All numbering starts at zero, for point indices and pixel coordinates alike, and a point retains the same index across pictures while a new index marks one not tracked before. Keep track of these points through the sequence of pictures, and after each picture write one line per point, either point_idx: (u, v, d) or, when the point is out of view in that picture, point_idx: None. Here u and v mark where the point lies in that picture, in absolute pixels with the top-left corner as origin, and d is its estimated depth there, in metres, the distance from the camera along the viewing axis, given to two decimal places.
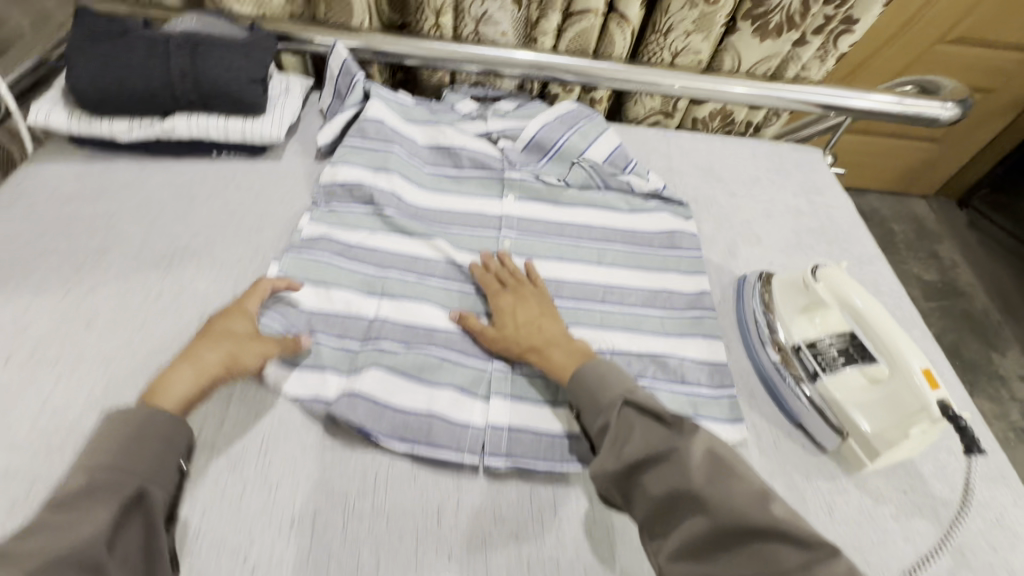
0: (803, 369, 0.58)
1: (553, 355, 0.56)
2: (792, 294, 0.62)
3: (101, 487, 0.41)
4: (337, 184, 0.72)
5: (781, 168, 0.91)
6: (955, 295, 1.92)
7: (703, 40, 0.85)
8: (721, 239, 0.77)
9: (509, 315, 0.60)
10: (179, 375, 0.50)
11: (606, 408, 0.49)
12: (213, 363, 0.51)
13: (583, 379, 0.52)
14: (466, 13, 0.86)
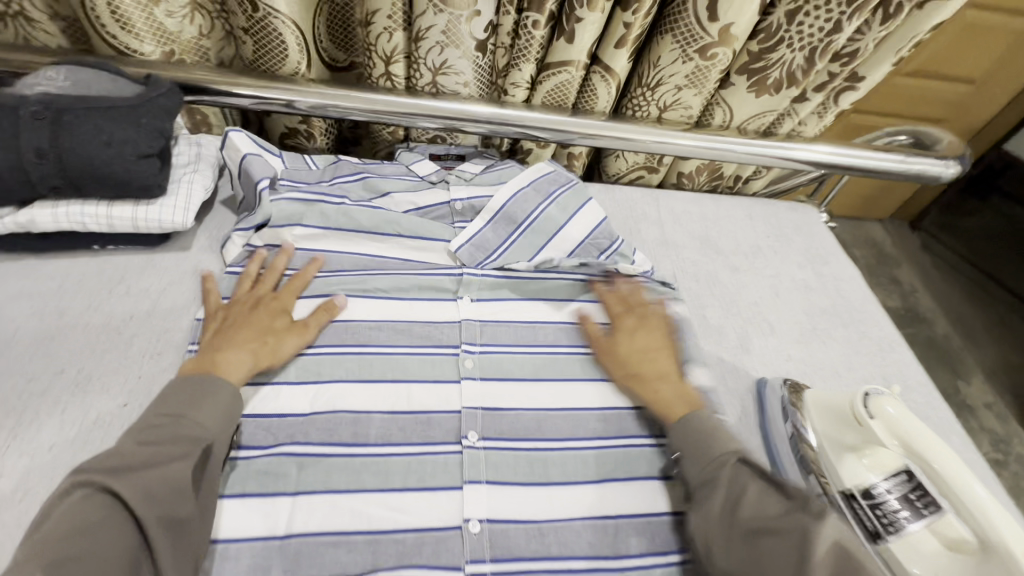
0: (860, 528, 0.47)
1: (665, 385, 0.56)
2: (836, 420, 0.51)
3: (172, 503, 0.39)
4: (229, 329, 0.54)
5: (780, 232, 0.82)
6: (918, 321, 1.93)
7: (694, 95, 0.74)
8: (730, 329, 0.67)
9: (633, 344, 0.59)
10: (233, 351, 0.50)
11: (715, 469, 0.47)
12: (261, 352, 0.51)
13: (686, 428, 0.51)
14: (421, 62, 0.71)
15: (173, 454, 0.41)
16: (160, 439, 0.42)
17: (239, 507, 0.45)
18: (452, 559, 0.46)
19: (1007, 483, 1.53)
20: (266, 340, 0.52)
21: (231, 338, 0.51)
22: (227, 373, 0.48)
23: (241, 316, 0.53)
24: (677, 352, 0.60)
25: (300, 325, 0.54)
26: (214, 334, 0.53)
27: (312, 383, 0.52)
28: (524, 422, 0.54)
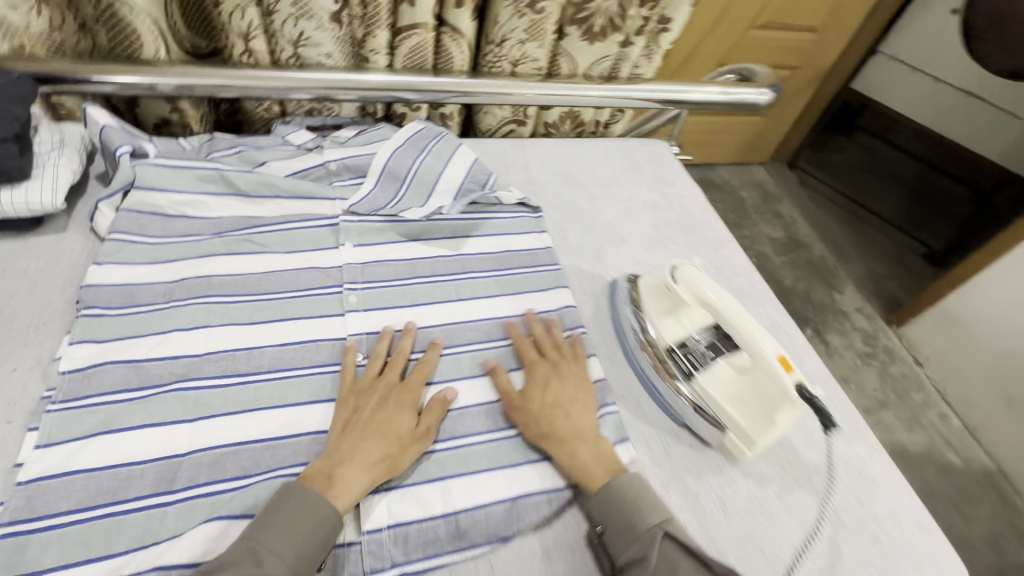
0: (677, 371, 0.58)
1: (583, 449, 0.52)
2: (656, 296, 0.63)
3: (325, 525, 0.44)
4: (112, 287, 0.58)
5: (633, 164, 0.94)
6: (799, 247, 2.19)
7: (538, 47, 0.84)
8: (588, 245, 0.77)
9: (536, 390, 0.56)
10: (354, 464, 0.47)
11: (644, 541, 0.47)
12: (377, 455, 0.48)
13: (613, 497, 0.49)
14: (280, 36, 0.76)
15: (292, 510, 0.44)
16: (284, 504, 0.44)
17: (136, 425, 0.49)
18: None
19: (877, 371, 1.79)
20: (393, 445, 0.50)
21: (359, 430, 0.50)
22: (337, 496, 0.46)
23: (370, 413, 0.52)
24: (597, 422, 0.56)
25: (426, 426, 0.52)
26: (94, 289, 0.57)
27: (201, 328, 0.57)
28: (406, 340, 0.61)
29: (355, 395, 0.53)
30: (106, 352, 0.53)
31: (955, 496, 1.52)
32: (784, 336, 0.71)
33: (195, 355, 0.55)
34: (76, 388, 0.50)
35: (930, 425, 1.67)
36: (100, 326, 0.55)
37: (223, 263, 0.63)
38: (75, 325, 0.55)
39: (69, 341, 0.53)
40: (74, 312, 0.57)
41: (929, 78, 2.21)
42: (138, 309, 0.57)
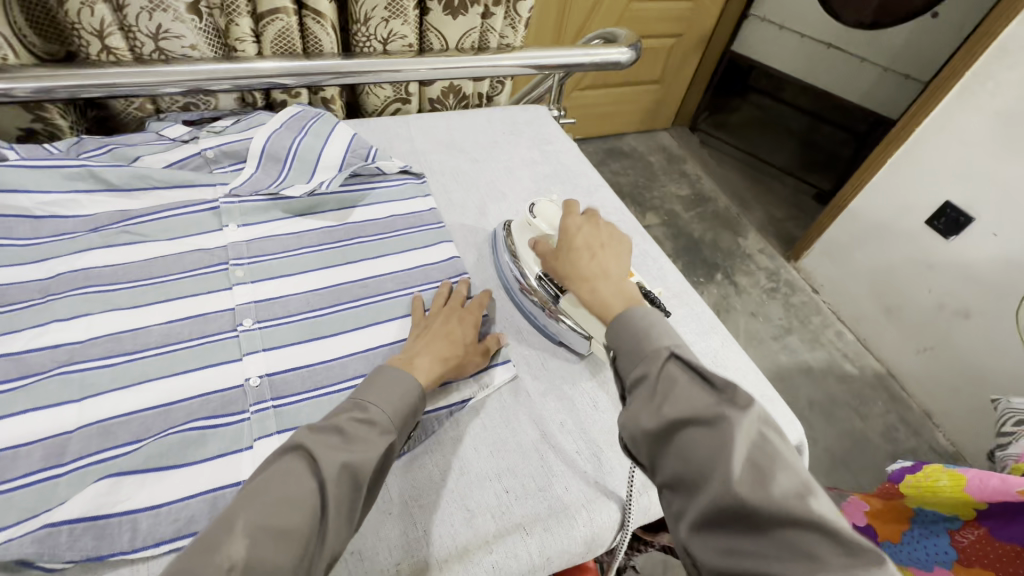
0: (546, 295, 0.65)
1: (603, 282, 0.53)
2: (521, 235, 0.69)
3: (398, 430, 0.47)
4: None
5: (514, 128, 1.00)
6: (705, 202, 2.35)
7: (403, 23, 0.88)
8: (470, 204, 0.83)
9: (572, 234, 0.58)
10: (423, 355, 0.55)
11: (650, 359, 0.45)
12: (446, 351, 0.56)
13: (623, 324, 0.48)
14: (136, 31, 0.76)
15: (383, 393, 0.48)
16: (376, 393, 0.48)
17: (17, 410, 0.50)
18: (238, 409, 0.54)
19: (781, 302, 1.97)
20: (458, 348, 0.57)
21: (429, 333, 0.58)
22: (419, 373, 0.52)
23: (455, 324, 0.60)
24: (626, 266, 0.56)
25: (484, 346, 0.60)
26: None
27: (81, 317, 0.58)
28: (296, 303, 0.64)
29: (427, 318, 0.61)
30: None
31: (853, 400, 1.71)
32: (650, 260, 0.80)
33: (77, 342, 0.56)
34: None
35: (829, 343, 1.86)
36: None
37: (101, 256, 0.64)
38: None
39: None
40: None
41: (794, 35, 2.40)
42: (12, 307, 0.57)
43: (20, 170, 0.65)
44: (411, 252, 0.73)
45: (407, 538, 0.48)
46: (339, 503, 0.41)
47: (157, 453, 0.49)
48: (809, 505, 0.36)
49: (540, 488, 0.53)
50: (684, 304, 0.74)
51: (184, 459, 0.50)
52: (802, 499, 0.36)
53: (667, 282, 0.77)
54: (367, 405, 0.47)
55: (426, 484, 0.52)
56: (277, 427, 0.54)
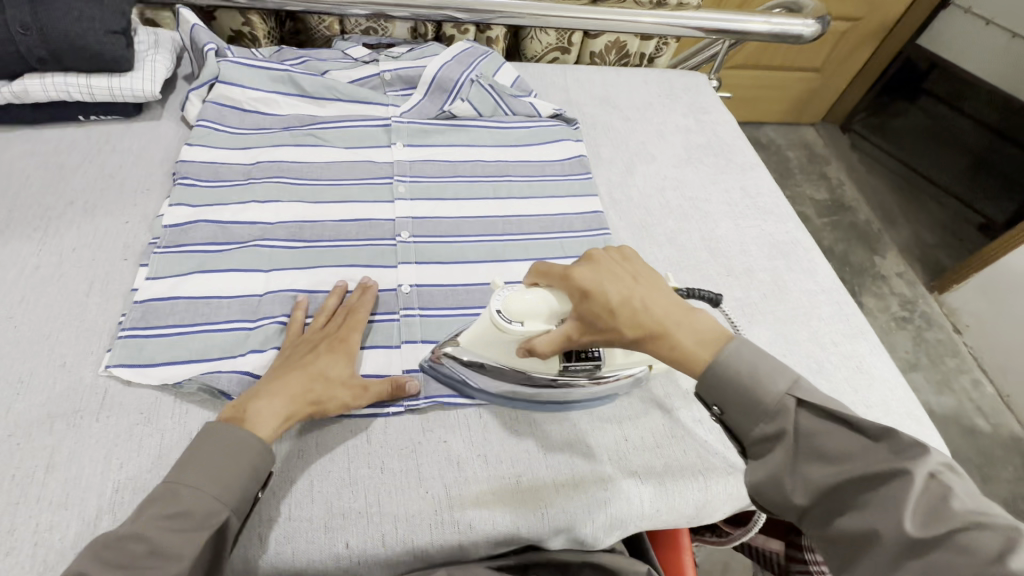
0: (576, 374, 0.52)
1: (677, 334, 0.44)
2: (493, 347, 0.51)
3: (221, 499, 0.41)
4: (201, 164, 0.67)
5: (671, 92, 0.96)
6: (843, 210, 2.13)
7: None
8: (618, 160, 0.82)
9: (615, 299, 0.45)
10: (268, 397, 0.46)
11: (776, 415, 0.42)
12: (301, 386, 0.48)
13: (726, 380, 0.43)
14: None
15: (211, 468, 0.42)
16: (201, 464, 0.42)
17: (221, 269, 0.58)
18: (389, 309, 0.59)
19: (911, 334, 1.77)
20: (318, 386, 0.48)
21: (286, 369, 0.49)
22: (252, 426, 0.45)
23: (315, 356, 0.50)
24: (660, 274, 0.49)
25: (358, 381, 0.50)
26: (186, 163, 0.67)
27: (273, 202, 0.65)
28: (446, 226, 0.68)
29: (296, 342, 0.53)
30: (199, 213, 0.63)
31: (978, 458, 1.52)
32: (801, 250, 0.75)
33: (270, 223, 0.64)
34: (175, 238, 0.60)
35: (961, 390, 1.65)
36: (191, 194, 0.64)
37: (292, 151, 0.71)
38: (173, 191, 0.65)
39: (170, 204, 0.63)
40: (171, 183, 0.67)
41: (1005, 32, 2.11)
42: (222, 184, 0.66)
43: (237, 66, 0.73)
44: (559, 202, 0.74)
45: (529, 457, 0.51)
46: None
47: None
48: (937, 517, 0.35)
49: (658, 446, 0.54)
50: (834, 303, 0.69)
51: None
52: (1003, 557, 0.33)
53: (817, 275, 0.72)
54: (181, 491, 0.41)
55: (550, 416, 0.54)
56: (423, 335, 0.58)
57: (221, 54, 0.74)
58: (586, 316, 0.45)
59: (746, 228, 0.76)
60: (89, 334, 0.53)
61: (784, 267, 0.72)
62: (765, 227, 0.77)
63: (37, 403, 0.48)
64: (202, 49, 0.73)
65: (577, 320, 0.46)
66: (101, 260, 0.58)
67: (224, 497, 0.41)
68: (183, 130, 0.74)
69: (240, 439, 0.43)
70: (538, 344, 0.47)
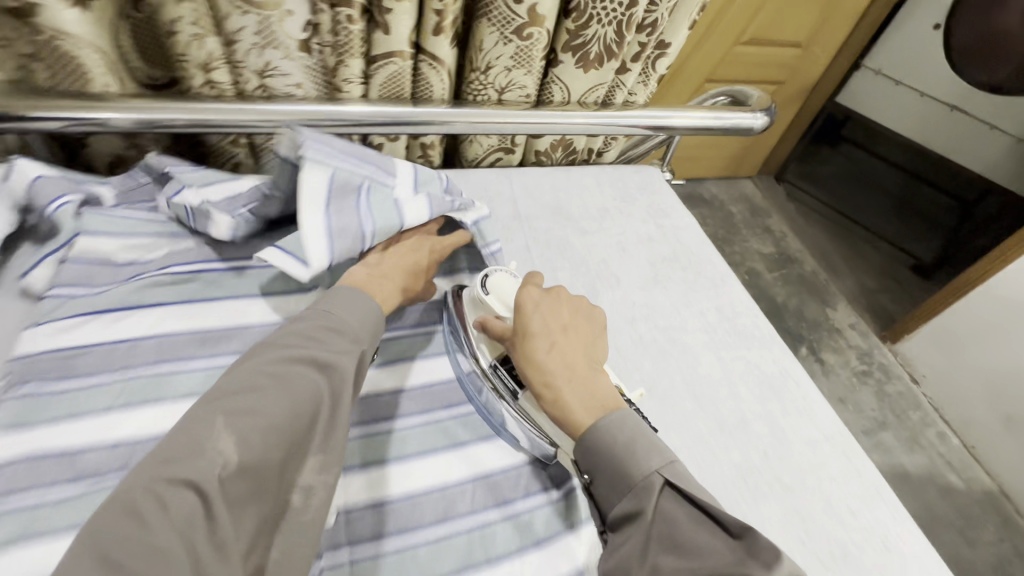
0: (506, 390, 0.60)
1: (563, 390, 0.54)
2: (472, 311, 0.64)
3: (338, 330, 0.50)
4: (47, 356, 0.50)
5: (626, 194, 0.89)
6: (790, 262, 2.16)
7: (525, 74, 0.77)
8: (580, 286, 0.72)
9: (525, 317, 0.58)
10: (378, 287, 0.58)
11: (639, 494, 0.47)
12: (410, 263, 0.63)
13: (599, 440, 0.50)
14: (243, 66, 0.69)
15: (342, 302, 0.53)
16: (337, 302, 0.53)
17: (57, 531, 0.42)
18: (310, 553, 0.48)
19: (873, 389, 1.76)
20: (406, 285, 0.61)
21: (382, 270, 0.60)
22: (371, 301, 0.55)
23: (400, 259, 0.62)
24: (593, 345, 0.59)
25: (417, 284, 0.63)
26: (22, 360, 0.49)
27: (153, 405, 0.50)
28: (381, 406, 0.59)
29: (378, 258, 0.61)
30: (33, 440, 0.46)
31: (958, 520, 1.49)
32: (793, 383, 0.66)
33: (143, 435, 0.49)
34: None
35: (929, 445, 1.64)
36: (23, 409, 0.47)
37: (178, 311, 0.58)
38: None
39: None
40: None
41: (913, 91, 2.28)
42: (74, 386, 0.50)
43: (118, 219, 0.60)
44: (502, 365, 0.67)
45: None
46: (308, 409, 0.44)
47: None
48: None
49: None
50: (839, 452, 0.61)
51: None
52: None
53: (815, 417, 0.63)
54: (294, 390, 0.44)
55: None
56: None
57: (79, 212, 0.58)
58: (516, 335, 0.57)
59: (730, 362, 0.67)
60: None
61: (778, 410, 0.63)
62: (750, 358, 0.68)
63: None
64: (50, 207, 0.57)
65: (513, 335, 0.58)
66: None
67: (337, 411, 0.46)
68: (24, 298, 0.57)
69: (358, 343, 0.51)
70: (491, 323, 0.60)
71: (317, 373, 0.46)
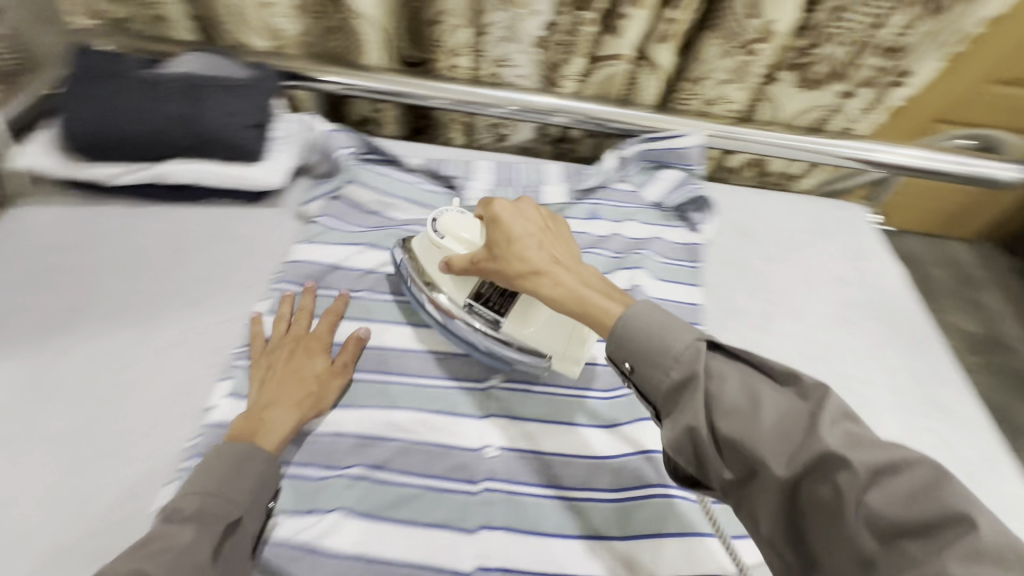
0: (484, 324, 0.55)
1: (563, 274, 0.48)
2: (432, 262, 0.57)
3: (201, 518, 0.41)
4: (308, 265, 0.65)
5: (822, 227, 0.83)
6: (1000, 349, 1.78)
7: (738, 89, 0.77)
8: (755, 311, 0.70)
9: (505, 223, 0.51)
10: (275, 413, 0.50)
11: (687, 359, 0.40)
12: (297, 395, 0.52)
13: (633, 331, 0.43)
14: (485, 55, 0.79)
15: (213, 466, 0.44)
16: (208, 468, 0.44)
17: None
18: (472, 477, 0.52)
19: None
20: (312, 386, 0.53)
21: (270, 378, 0.53)
22: (262, 441, 0.48)
23: (279, 363, 0.54)
24: (573, 240, 0.54)
25: (327, 383, 0.54)
26: (297, 264, 0.65)
27: (367, 320, 0.61)
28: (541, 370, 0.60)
29: (264, 350, 0.56)
30: (292, 323, 0.60)
31: None
32: (995, 476, 0.58)
33: (359, 344, 0.59)
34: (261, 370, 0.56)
35: None
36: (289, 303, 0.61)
37: None
38: (275, 293, 0.63)
39: (269, 308, 0.62)
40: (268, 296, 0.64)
41: None
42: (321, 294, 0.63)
43: (373, 172, 0.75)
44: None
45: None
46: None
47: (372, 497, 0.49)
48: (932, 498, 0.31)
49: None
50: None
51: (413, 518, 0.49)
52: None
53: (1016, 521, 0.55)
54: None
55: None
56: (504, 521, 0.49)
57: (355, 159, 0.75)
58: (493, 242, 0.51)
59: (918, 429, 0.61)
60: (161, 457, 0.51)
61: None
62: (946, 436, 0.60)
63: (94, 531, 0.47)
64: (336, 153, 0.74)
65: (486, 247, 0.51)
66: (190, 363, 0.57)
67: (205, 537, 0.40)
68: (300, 222, 0.73)
69: (230, 512, 0.42)
70: (455, 261, 0.53)
71: (178, 545, 0.38)
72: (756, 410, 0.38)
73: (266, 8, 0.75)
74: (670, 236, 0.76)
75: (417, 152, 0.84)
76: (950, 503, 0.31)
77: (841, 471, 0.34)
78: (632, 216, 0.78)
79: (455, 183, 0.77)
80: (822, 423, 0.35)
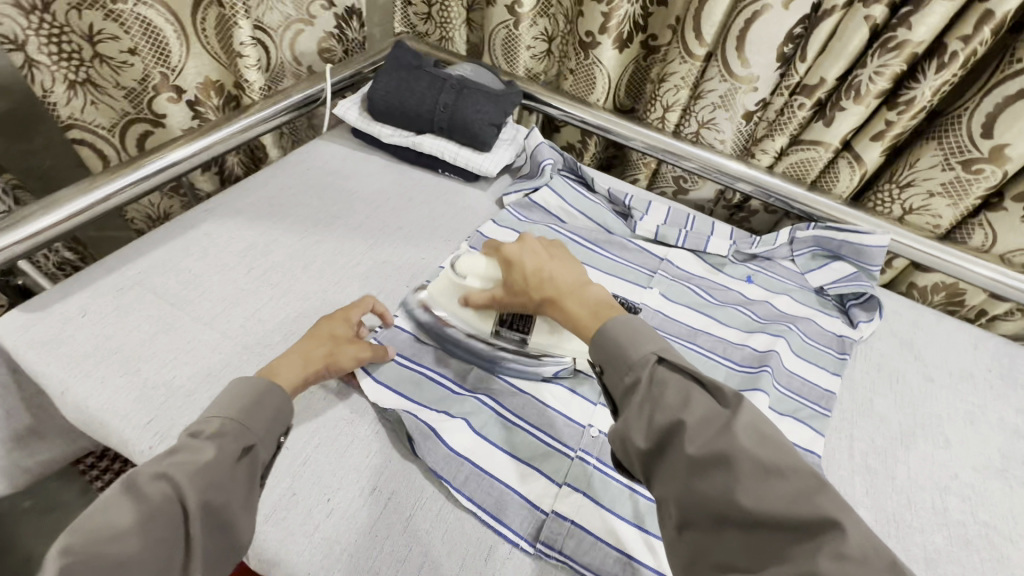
0: (508, 349, 0.63)
1: (560, 296, 0.54)
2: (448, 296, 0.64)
3: (223, 438, 0.43)
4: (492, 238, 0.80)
5: (1009, 373, 0.75)
6: None
7: (949, 206, 0.74)
8: (896, 422, 0.67)
9: (515, 258, 0.58)
10: (286, 361, 0.54)
11: (636, 365, 0.44)
12: (314, 350, 0.57)
13: (603, 340, 0.47)
14: (693, 116, 0.88)
15: (232, 401, 0.46)
16: (223, 404, 0.46)
17: None
18: (570, 445, 0.59)
19: None
20: (326, 343, 0.58)
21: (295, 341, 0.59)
22: (279, 373, 0.53)
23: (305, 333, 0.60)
24: (575, 259, 0.61)
25: (343, 348, 0.58)
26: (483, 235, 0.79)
27: None
28: None
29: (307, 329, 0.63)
30: None
31: None
32: None
33: None
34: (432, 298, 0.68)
35: None
36: None
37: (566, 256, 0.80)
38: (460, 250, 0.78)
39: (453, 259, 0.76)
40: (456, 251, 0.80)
41: None
42: None
43: (565, 184, 0.88)
44: (786, 440, 0.62)
45: None
46: (198, 511, 0.39)
47: (489, 424, 0.59)
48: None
49: None
50: None
51: (515, 452, 0.57)
52: None
53: None
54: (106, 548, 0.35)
55: None
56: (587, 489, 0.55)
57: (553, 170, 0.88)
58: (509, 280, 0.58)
59: None
60: None
61: None
62: None
63: None
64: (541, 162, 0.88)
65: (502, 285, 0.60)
66: (392, 278, 0.75)
67: (224, 457, 0.42)
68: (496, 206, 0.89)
69: (248, 443, 0.45)
70: (473, 297, 0.61)
71: (175, 473, 0.40)
72: (682, 407, 0.40)
73: (525, 48, 0.96)
74: (823, 321, 0.77)
75: (605, 181, 0.96)
76: (824, 509, 0.34)
77: (813, 524, 0.34)
78: (787, 291, 0.80)
79: (630, 212, 0.86)
80: (824, 492, 0.35)
